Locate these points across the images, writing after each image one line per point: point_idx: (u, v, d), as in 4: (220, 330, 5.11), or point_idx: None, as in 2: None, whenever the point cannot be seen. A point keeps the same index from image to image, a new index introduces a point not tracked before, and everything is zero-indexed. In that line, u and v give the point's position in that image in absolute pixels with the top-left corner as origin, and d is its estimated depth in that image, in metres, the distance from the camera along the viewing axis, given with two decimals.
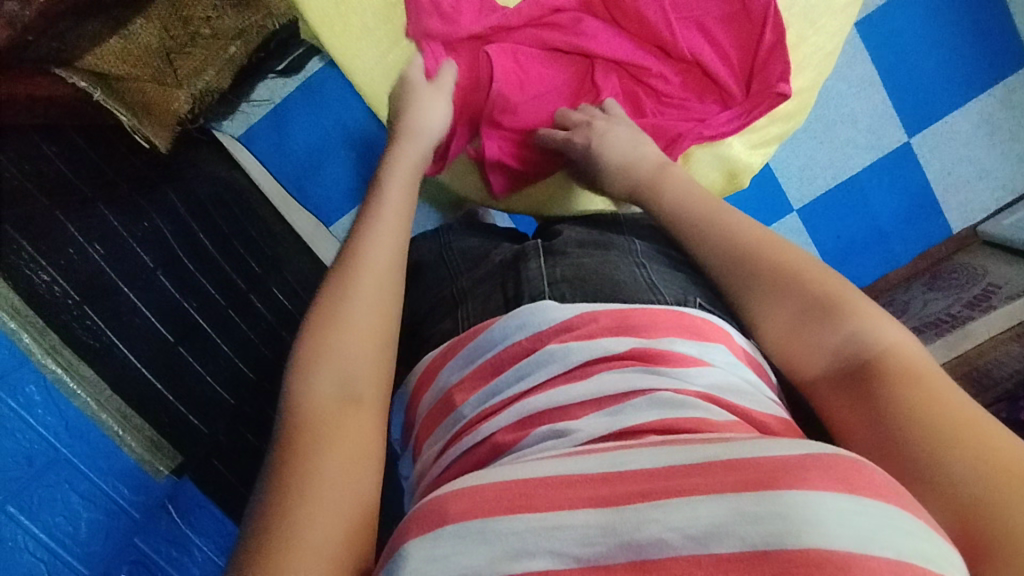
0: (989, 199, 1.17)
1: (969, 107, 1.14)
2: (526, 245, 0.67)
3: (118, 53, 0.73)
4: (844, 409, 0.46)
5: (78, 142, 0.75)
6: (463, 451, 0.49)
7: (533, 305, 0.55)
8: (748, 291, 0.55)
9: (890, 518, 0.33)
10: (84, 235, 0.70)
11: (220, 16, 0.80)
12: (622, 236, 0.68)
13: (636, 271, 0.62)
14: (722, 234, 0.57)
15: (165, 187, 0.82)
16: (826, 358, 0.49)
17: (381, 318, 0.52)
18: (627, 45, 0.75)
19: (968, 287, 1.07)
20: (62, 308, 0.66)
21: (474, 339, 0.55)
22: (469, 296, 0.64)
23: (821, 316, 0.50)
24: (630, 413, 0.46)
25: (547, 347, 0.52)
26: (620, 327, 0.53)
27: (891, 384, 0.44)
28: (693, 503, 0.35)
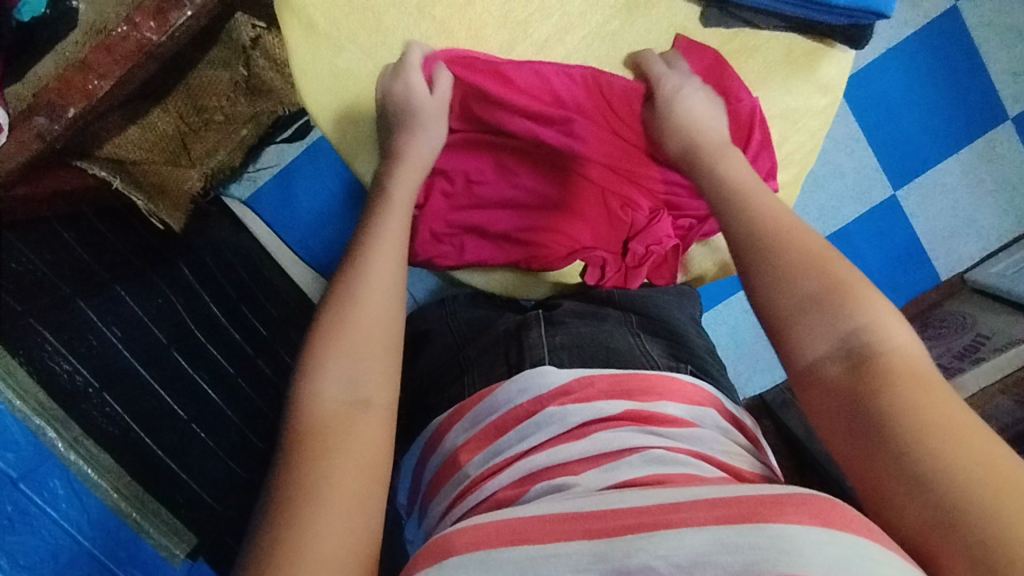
0: (975, 248, 1.21)
1: (952, 160, 1.18)
2: (528, 315, 0.70)
3: (135, 140, 0.79)
4: (834, 404, 0.42)
5: (97, 226, 0.78)
6: (469, 507, 0.51)
7: (533, 370, 0.58)
8: (763, 269, 0.49)
9: (863, 552, 0.35)
10: (104, 320, 0.72)
11: (233, 104, 0.81)
12: (618, 309, 0.70)
13: (630, 339, 0.65)
14: (758, 216, 0.52)
15: (178, 259, 0.85)
16: (826, 345, 0.44)
17: (388, 326, 0.52)
18: (621, 150, 0.73)
19: (958, 336, 1.10)
20: (83, 397, 0.67)
21: (479, 403, 0.58)
22: (473, 365, 0.65)
23: (828, 303, 0.45)
24: (624, 468, 0.48)
25: (547, 409, 0.55)
26: (617, 390, 0.55)
27: (895, 388, 0.40)
28: (679, 533, 0.37)
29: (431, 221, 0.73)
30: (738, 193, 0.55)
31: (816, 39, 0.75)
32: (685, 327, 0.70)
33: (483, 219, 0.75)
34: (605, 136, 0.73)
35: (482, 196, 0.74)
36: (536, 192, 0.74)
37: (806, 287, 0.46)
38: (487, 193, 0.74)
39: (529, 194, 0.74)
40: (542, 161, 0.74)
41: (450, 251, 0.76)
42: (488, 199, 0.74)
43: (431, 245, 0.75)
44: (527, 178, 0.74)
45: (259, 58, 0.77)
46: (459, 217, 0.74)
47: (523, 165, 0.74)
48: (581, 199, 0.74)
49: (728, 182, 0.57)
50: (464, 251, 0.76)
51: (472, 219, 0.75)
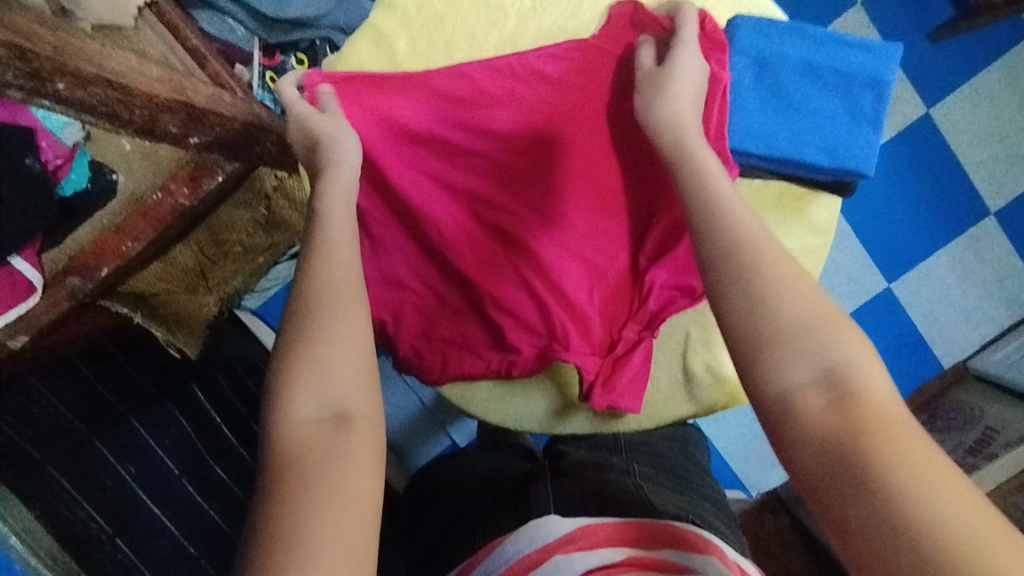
0: (973, 335, 1.23)
1: (940, 253, 1.22)
2: (538, 466, 0.73)
3: (157, 274, 0.80)
4: (808, 461, 0.36)
5: (114, 355, 0.80)
6: None
7: (539, 520, 0.59)
8: (736, 299, 0.41)
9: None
10: (119, 459, 0.73)
11: (252, 238, 0.84)
12: (622, 458, 0.73)
13: (635, 489, 0.66)
14: (733, 243, 0.43)
15: (190, 381, 0.85)
16: (805, 373, 0.39)
17: (360, 330, 0.46)
18: (597, 240, 0.68)
19: (969, 430, 1.10)
20: (94, 545, 0.65)
21: (487, 557, 0.59)
22: (485, 518, 0.67)
23: (816, 335, 0.39)
24: None
25: (553, 557, 0.54)
26: (622, 537, 0.56)
27: (877, 440, 0.34)
28: None
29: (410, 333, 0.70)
30: (721, 213, 0.45)
31: (810, 187, 0.70)
32: (687, 478, 0.74)
33: (451, 327, 0.69)
34: (579, 224, 0.68)
35: (447, 304, 0.69)
36: (507, 296, 0.67)
37: (778, 305, 0.40)
38: (451, 297, 0.69)
39: (498, 300, 0.68)
40: (509, 261, 0.68)
41: (435, 361, 0.70)
42: (456, 305, 0.69)
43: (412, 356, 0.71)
44: (491, 280, 0.68)
45: (280, 202, 0.80)
46: (434, 327, 0.70)
47: (489, 268, 0.68)
48: (562, 305, 0.67)
49: (706, 190, 0.47)
50: (447, 365, 0.70)
51: (447, 328, 0.69)
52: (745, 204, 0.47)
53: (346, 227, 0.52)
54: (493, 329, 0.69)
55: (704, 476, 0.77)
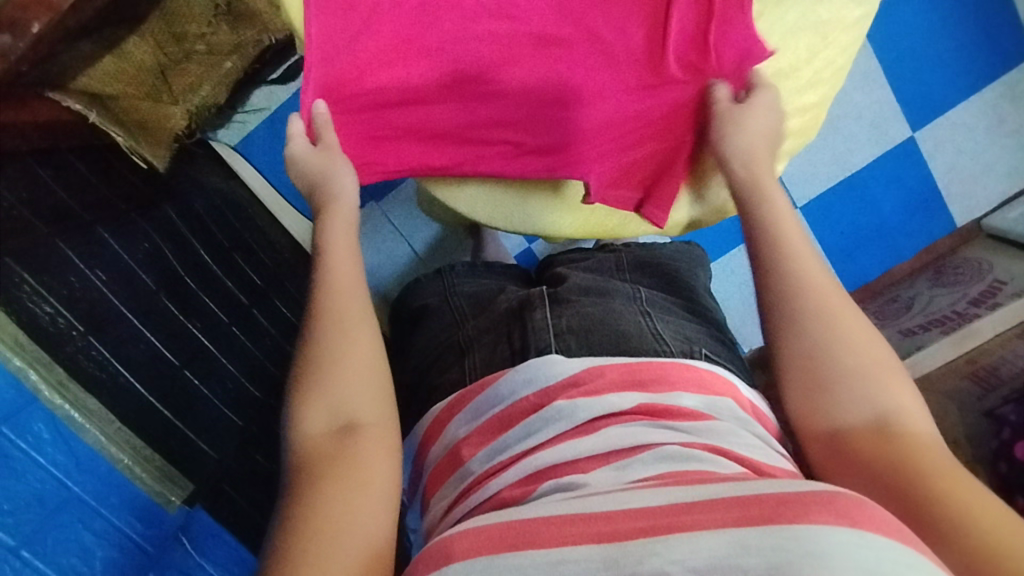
0: (994, 192, 1.17)
1: (974, 100, 1.13)
2: (531, 291, 0.70)
3: (110, 72, 0.70)
4: (861, 454, 0.51)
5: (77, 165, 0.71)
6: (474, 505, 0.50)
7: (539, 360, 0.57)
8: (787, 323, 0.57)
9: (887, 551, 0.37)
10: (86, 262, 0.67)
11: (215, 32, 0.77)
12: (625, 283, 0.72)
13: (641, 319, 0.65)
14: (794, 277, 0.59)
15: (165, 205, 0.81)
16: (857, 413, 0.53)
17: (366, 367, 0.56)
18: (608, 28, 0.66)
19: (974, 283, 1.08)
20: (66, 339, 0.64)
21: (480, 394, 0.58)
22: (475, 345, 0.66)
23: (865, 378, 0.54)
24: (637, 467, 0.48)
25: (554, 403, 0.54)
26: (628, 381, 0.55)
27: (914, 459, 0.49)
28: (695, 536, 0.39)
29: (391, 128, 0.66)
30: (777, 239, 0.62)
31: None
32: (688, 306, 0.73)
33: (442, 118, 0.67)
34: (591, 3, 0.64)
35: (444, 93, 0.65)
36: (508, 76, 0.65)
37: (825, 341, 0.55)
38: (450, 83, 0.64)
39: (500, 84, 0.66)
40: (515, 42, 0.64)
41: (421, 154, 0.69)
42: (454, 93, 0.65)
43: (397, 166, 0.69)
44: (496, 67, 0.65)
45: None
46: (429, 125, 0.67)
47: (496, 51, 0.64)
48: (559, 84, 0.68)
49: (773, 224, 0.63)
50: (435, 155, 0.69)
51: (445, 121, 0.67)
52: (808, 249, 0.61)
53: (351, 252, 0.65)
54: (489, 117, 0.68)
55: (707, 302, 0.76)
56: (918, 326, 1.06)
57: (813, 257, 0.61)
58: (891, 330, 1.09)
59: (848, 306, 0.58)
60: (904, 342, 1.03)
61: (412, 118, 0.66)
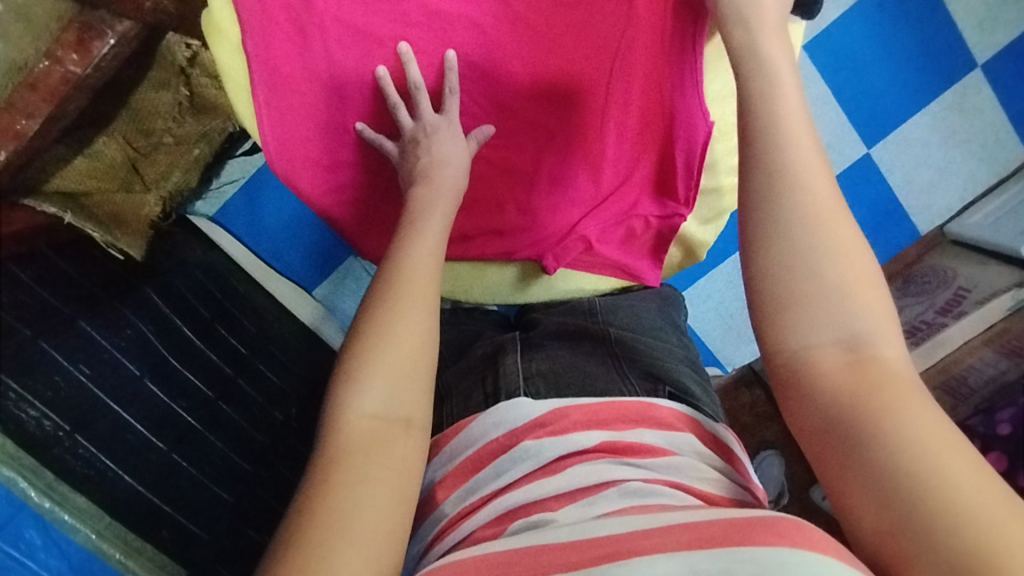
0: (953, 199, 1.20)
1: (923, 113, 1.17)
2: (505, 338, 0.72)
3: (83, 171, 0.76)
4: (835, 388, 0.44)
5: (56, 263, 0.73)
6: (449, 546, 0.53)
7: (508, 402, 0.60)
8: (767, 220, 0.49)
9: (823, 568, 0.39)
10: (70, 358, 0.70)
11: (180, 125, 0.80)
12: (598, 321, 0.73)
13: (608, 361, 0.67)
14: (776, 149, 0.50)
15: (147, 287, 0.83)
16: (830, 332, 0.46)
17: (419, 349, 0.52)
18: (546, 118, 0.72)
19: (941, 291, 1.11)
20: (54, 442, 0.68)
21: (456, 436, 0.61)
22: (453, 392, 0.69)
23: (846, 301, 0.46)
24: (602, 503, 0.50)
25: (523, 442, 0.56)
26: (591, 421, 0.57)
27: (889, 401, 0.42)
28: (653, 560, 0.41)
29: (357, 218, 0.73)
30: (767, 111, 0.51)
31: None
32: (665, 345, 0.73)
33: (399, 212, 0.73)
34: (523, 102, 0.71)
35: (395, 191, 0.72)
36: None
37: (808, 244, 0.47)
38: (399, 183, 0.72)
39: None
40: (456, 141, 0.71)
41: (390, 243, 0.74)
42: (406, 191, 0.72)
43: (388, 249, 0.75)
44: None
45: (200, 76, 0.74)
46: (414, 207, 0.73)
47: None
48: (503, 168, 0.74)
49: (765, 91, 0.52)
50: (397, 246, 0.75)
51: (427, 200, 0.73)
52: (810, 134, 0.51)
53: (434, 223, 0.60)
54: None
55: (683, 337, 0.77)
56: None
57: (808, 148, 0.51)
58: None
59: (835, 206, 0.49)
60: None
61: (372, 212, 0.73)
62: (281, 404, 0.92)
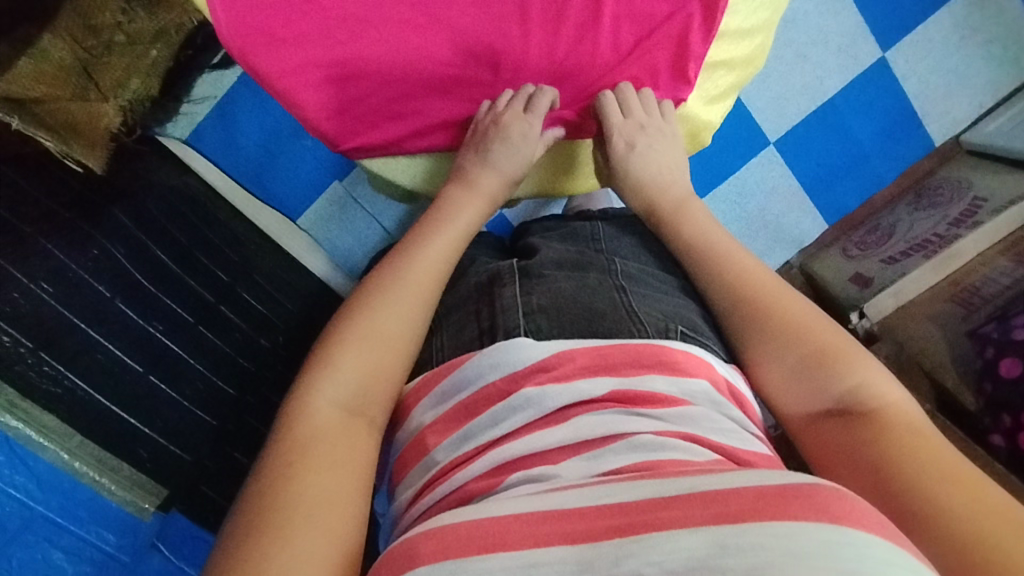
0: (972, 105, 1.13)
1: (941, 13, 1.09)
2: (502, 266, 0.67)
3: (29, 74, 0.69)
4: (833, 450, 0.52)
5: (11, 177, 0.70)
6: (438, 499, 0.49)
7: (506, 344, 0.55)
8: (736, 323, 0.61)
9: (867, 547, 0.36)
10: (30, 275, 0.66)
11: (132, 20, 0.76)
12: (601, 255, 0.69)
13: (615, 296, 0.62)
14: (725, 267, 0.63)
15: (113, 208, 0.77)
16: (823, 402, 0.54)
17: (399, 354, 0.55)
18: None
19: (953, 204, 1.04)
20: (15, 358, 0.63)
21: (448, 377, 0.55)
22: (445, 324, 0.65)
23: (826, 366, 0.55)
24: (610, 457, 0.47)
25: (523, 391, 0.52)
26: (600, 366, 0.53)
27: (885, 441, 0.49)
28: (672, 536, 0.38)
29: (325, 115, 0.67)
30: (712, 253, 0.65)
31: None
32: (667, 278, 0.69)
33: (369, 98, 0.67)
34: None
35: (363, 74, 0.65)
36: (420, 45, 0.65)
37: (774, 327, 0.58)
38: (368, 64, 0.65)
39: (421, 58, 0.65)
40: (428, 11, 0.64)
41: (363, 130, 0.69)
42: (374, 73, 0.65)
43: (332, 122, 0.68)
44: (406, 32, 0.64)
45: None
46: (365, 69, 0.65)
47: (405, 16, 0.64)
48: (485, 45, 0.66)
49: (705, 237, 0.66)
50: (368, 139, 0.69)
51: (381, 62, 0.65)
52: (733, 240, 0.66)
53: (456, 232, 0.63)
54: (416, 90, 0.67)
55: (688, 274, 0.72)
56: (898, 254, 1.03)
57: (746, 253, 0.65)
58: (874, 261, 1.05)
59: (785, 289, 0.61)
60: (888, 271, 1.00)
61: (339, 101, 0.67)
62: (269, 332, 0.86)
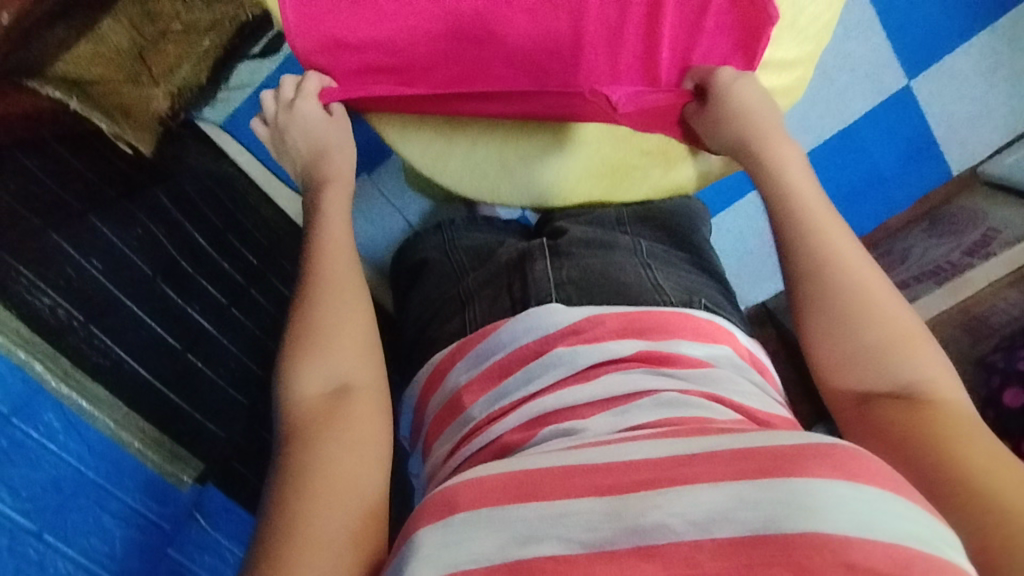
0: (991, 137, 1.15)
1: (970, 46, 1.11)
2: (532, 244, 0.70)
3: (87, 56, 0.74)
4: (875, 426, 0.54)
5: (61, 152, 0.72)
6: (476, 450, 0.52)
7: (540, 308, 0.59)
8: (812, 298, 0.59)
9: (877, 501, 0.39)
10: (80, 252, 0.69)
11: (189, 10, 0.78)
12: (627, 237, 0.72)
13: (641, 270, 0.66)
14: (811, 240, 0.61)
15: (155, 188, 0.80)
16: (880, 383, 0.55)
17: (354, 337, 0.60)
18: None
19: (968, 232, 1.08)
20: (69, 331, 0.65)
21: (483, 341, 0.59)
22: (476, 298, 0.67)
23: (889, 354, 0.56)
24: (636, 413, 0.50)
25: (555, 350, 0.55)
26: (628, 329, 0.56)
27: (941, 428, 0.51)
28: (694, 490, 0.41)
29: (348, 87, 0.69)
30: (802, 219, 0.62)
31: None
32: (688, 261, 0.73)
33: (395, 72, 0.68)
34: None
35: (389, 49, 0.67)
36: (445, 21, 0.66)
37: (849, 308, 0.57)
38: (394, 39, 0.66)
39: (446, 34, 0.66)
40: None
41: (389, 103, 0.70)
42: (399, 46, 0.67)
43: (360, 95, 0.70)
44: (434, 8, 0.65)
45: None
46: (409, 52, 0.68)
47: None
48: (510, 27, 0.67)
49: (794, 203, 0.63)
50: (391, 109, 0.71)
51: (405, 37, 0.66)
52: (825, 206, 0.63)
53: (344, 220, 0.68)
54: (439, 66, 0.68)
55: (704, 257, 0.77)
56: (912, 278, 1.07)
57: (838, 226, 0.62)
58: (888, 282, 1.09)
59: (866, 269, 0.60)
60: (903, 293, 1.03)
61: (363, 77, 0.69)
62: None
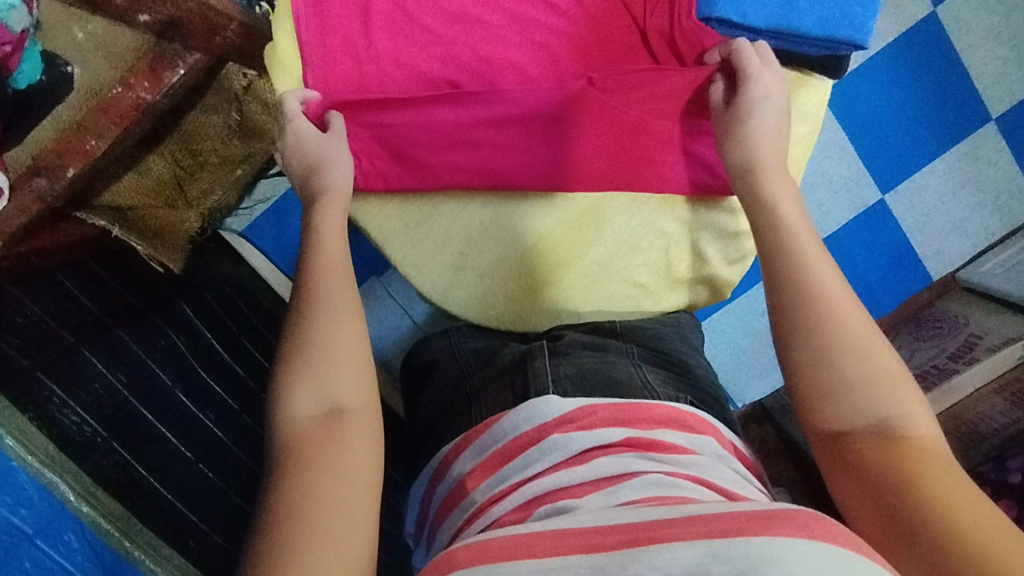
0: (967, 246, 1.22)
1: (939, 163, 1.19)
2: (532, 345, 0.74)
3: (131, 187, 0.86)
4: (848, 467, 0.52)
5: (100, 273, 0.80)
6: (475, 531, 0.54)
7: (538, 399, 0.61)
8: (799, 330, 0.56)
9: (841, 560, 0.40)
10: (108, 366, 0.73)
11: (227, 146, 0.89)
12: (620, 341, 0.75)
13: (634, 370, 0.69)
14: (803, 273, 0.58)
15: (178, 300, 0.86)
16: (862, 419, 0.53)
17: (350, 359, 0.59)
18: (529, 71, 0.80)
19: (953, 337, 1.16)
20: (93, 446, 0.68)
21: (487, 430, 0.62)
22: (480, 394, 0.69)
23: (873, 388, 0.53)
24: (626, 491, 0.51)
25: (551, 435, 0.58)
26: (620, 418, 0.59)
27: (917, 470, 0.48)
28: (670, 547, 0.42)
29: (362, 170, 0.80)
30: (793, 249, 0.60)
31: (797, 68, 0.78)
32: (684, 364, 0.75)
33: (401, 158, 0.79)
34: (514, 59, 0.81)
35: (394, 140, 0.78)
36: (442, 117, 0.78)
37: (839, 343, 0.55)
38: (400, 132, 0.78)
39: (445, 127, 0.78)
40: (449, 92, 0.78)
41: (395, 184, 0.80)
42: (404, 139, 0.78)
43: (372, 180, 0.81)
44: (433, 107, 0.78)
45: (251, 102, 0.86)
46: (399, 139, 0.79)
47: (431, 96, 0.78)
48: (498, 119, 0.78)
49: (786, 233, 0.61)
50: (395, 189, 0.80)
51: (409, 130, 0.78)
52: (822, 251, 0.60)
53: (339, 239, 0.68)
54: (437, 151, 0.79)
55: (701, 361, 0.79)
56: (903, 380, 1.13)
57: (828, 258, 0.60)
58: None
59: (853, 301, 0.58)
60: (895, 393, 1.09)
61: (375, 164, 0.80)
62: None
